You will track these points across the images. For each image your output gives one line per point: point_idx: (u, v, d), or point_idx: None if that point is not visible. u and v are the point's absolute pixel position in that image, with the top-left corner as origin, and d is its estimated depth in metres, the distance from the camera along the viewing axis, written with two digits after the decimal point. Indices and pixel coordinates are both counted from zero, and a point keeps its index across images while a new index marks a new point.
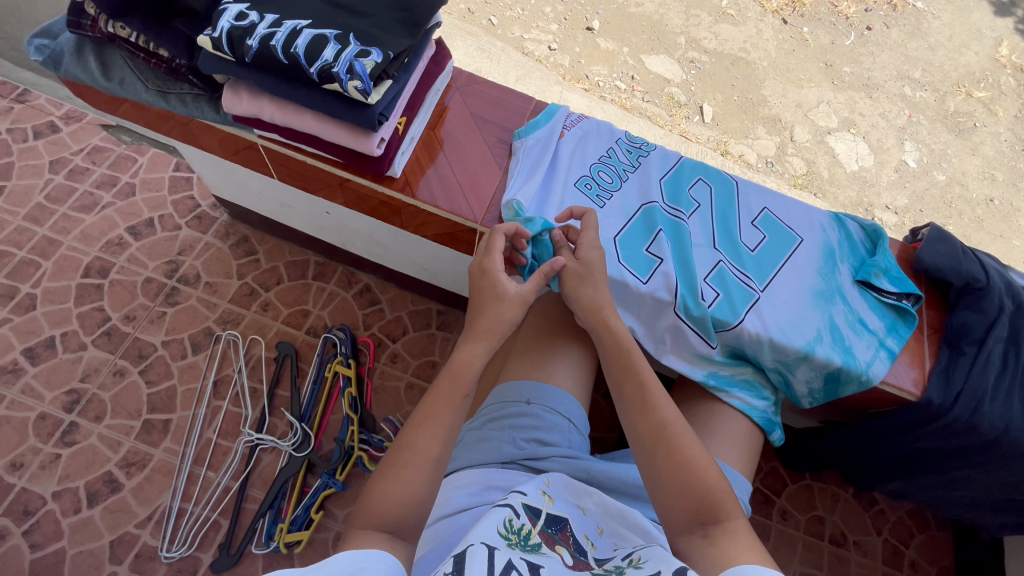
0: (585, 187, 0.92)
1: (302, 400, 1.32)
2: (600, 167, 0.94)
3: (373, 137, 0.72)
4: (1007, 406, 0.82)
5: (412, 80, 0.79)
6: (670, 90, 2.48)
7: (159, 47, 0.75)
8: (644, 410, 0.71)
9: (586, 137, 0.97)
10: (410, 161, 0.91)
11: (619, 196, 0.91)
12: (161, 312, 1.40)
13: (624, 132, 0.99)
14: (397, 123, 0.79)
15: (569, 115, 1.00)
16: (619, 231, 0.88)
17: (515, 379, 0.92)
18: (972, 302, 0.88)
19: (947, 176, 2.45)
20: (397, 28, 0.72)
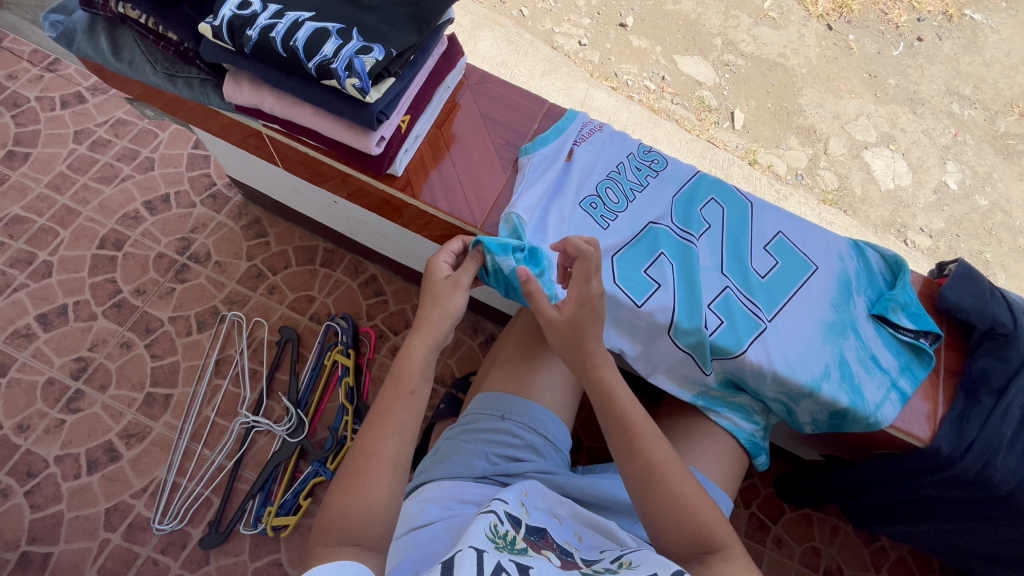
0: (589, 207, 0.87)
1: (300, 386, 1.33)
2: (607, 184, 0.90)
3: (372, 135, 0.70)
4: (1022, 461, 0.77)
5: (418, 79, 0.77)
6: (700, 93, 2.40)
7: (167, 30, 0.75)
8: (630, 447, 0.68)
9: (596, 153, 0.93)
10: (413, 159, 0.90)
11: (625, 216, 0.87)
12: (171, 288, 1.43)
13: (637, 147, 0.95)
14: (401, 121, 0.77)
15: (581, 128, 0.96)
16: (618, 249, 0.85)
17: (494, 393, 0.91)
18: (995, 348, 0.82)
19: (989, 201, 2.33)
20: (404, 24, 0.70)
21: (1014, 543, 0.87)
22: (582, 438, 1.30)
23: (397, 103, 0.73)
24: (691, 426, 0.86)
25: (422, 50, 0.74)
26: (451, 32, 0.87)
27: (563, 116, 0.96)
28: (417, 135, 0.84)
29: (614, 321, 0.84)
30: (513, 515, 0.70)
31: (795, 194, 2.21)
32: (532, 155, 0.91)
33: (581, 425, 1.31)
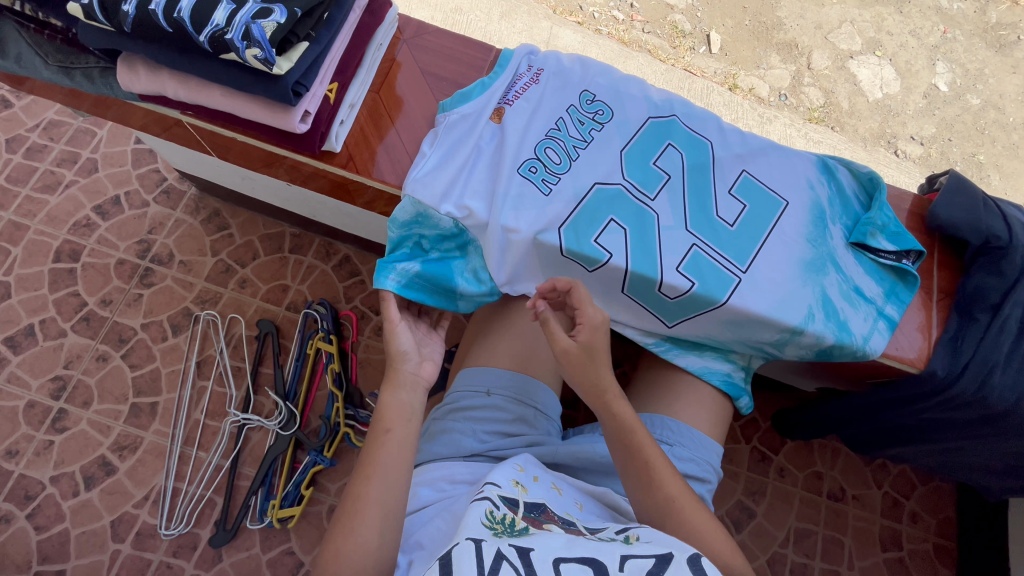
0: (529, 172, 0.80)
1: (286, 378, 1.30)
2: (547, 144, 0.82)
3: (294, 113, 0.64)
4: (1018, 377, 0.74)
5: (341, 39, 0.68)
6: (673, 18, 2.25)
7: (50, 18, 0.68)
8: (648, 486, 0.68)
9: (529, 107, 0.84)
10: (351, 131, 0.82)
11: (568, 180, 0.80)
12: (138, 294, 1.38)
13: (577, 96, 0.86)
14: (328, 91, 0.69)
15: (513, 82, 0.86)
16: (564, 218, 0.78)
17: (476, 366, 0.86)
18: (989, 264, 0.78)
19: (981, 100, 2.24)
20: None
21: (1009, 455, 0.87)
22: None
23: (316, 71, 0.65)
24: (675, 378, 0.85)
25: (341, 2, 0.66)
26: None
27: (496, 67, 0.88)
28: (354, 102, 0.77)
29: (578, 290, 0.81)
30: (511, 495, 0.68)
31: (779, 116, 2.13)
32: (452, 113, 0.83)
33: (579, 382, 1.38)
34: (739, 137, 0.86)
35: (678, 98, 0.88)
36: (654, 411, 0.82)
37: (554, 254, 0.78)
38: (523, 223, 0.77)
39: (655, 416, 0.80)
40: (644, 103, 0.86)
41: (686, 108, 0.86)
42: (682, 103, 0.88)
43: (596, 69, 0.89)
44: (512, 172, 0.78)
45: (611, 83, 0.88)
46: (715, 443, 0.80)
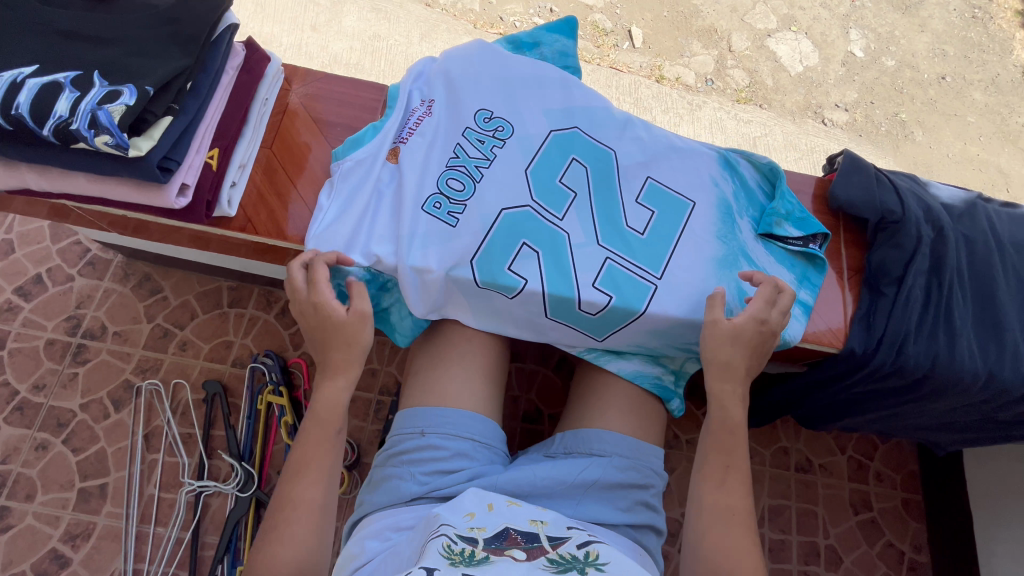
0: (434, 208, 0.85)
1: (240, 438, 1.27)
2: (449, 174, 0.87)
3: (170, 184, 0.76)
4: (931, 341, 0.77)
5: (211, 109, 0.81)
6: (594, 18, 2.31)
7: None
8: (719, 487, 0.74)
9: (428, 140, 0.89)
10: (247, 192, 0.90)
11: (472, 206, 0.85)
12: (73, 374, 1.32)
13: (473, 117, 0.91)
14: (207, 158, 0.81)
15: (409, 118, 0.92)
16: (477, 250, 0.84)
17: (410, 408, 0.85)
18: (887, 238, 0.81)
19: (896, 60, 2.53)
20: (170, 52, 0.75)
21: (941, 414, 0.89)
22: (542, 407, 1.38)
23: (188, 141, 0.77)
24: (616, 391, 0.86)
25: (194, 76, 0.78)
26: (247, 37, 0.91)
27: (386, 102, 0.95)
28: (244, 163, 0.89)
29: (506, 314, 0.87)
30: (470, 530, 0.69)
31: (706, 102, 2.23)
32: (346, 159, 0.90)
33: (540, 396, 1.39)
34: (639, 142, 0.92)
35: (579, 105, 0.93)
36: (590, 425, 0.86)
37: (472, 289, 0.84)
38: (434, 258, 0.83)
39: (591, 432, 0.84)
40: (543, 119, 0.92)
41: (586, 118, 0.92)
42: (582, 112, 0.93)
43: (494, 86, 0.93)
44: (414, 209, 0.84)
45: (511, 102, 0.93)
46: (651, 447, 0.85)
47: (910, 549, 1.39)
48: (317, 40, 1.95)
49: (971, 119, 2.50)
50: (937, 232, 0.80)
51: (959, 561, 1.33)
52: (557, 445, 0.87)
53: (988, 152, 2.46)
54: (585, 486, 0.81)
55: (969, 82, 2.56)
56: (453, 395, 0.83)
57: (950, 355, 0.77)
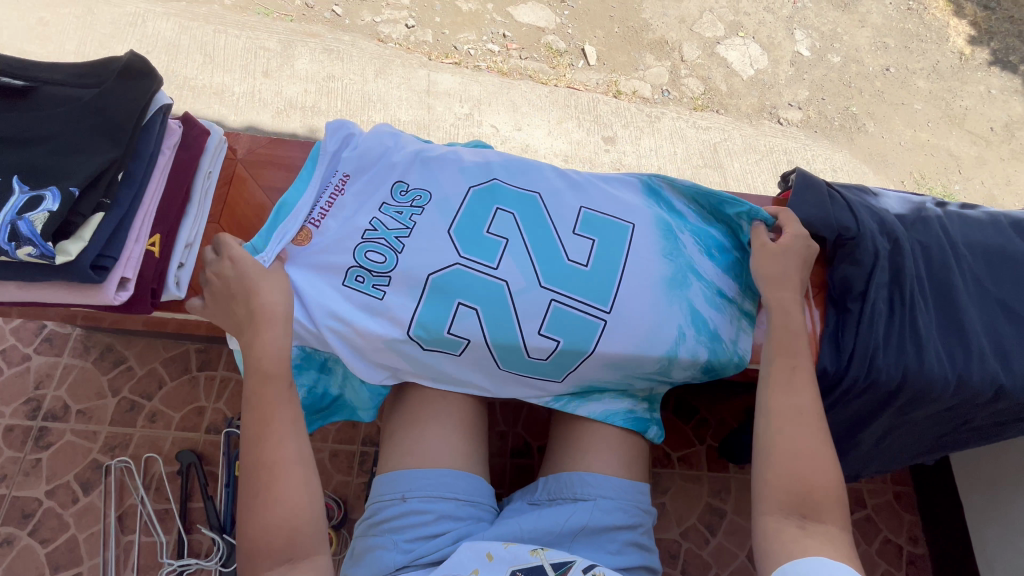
0: (355, 281, 0.88)
1: (220, 508, 1.21)
2: (368, 247, 0.88)
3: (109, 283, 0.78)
4: (900, 353, 0.78)
5: (146, 197, 0.84)
6: (547, 39, 2.33)
7: None
8: (786, 390, 0.76)
9: (347, 222, 0.91)
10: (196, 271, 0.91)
11: (398, 277, 0.87)
12: (36, 460, 1.25)
13: (386, 191, 0.94)
14: (148, 246, 0.84)
15: (319, 196, 0.95)
16: (412, 317, 0.85)
17: (388, 473, 0.82)
18: (846, 255, 0.83)
19: (841, 56, 2.61)
20: (97, 146, 0.78)
21: (923, 423, 0.89)
22: (530, 440, 1.36)
23: (123, 234, 0.80)
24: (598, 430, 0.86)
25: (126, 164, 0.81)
26: (184, 114, 0.95)
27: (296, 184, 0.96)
28: (191, 241, 0.91)
29: (458, 370, 0.86)
30: None
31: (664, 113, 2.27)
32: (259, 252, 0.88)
33: (526, 428, 1.38)
34: (562, 181, 0.95)
35: (494, 158, 0.97)
36: (573, 468, 0.85)
37: (416, 353, 0.85)
38: (371, 333, 0.85)
39: (574, 475, 0.84)
40: (459, 176, 0.95)
41: (503, 168, 0.95)
42: (497, 163, 0.96)
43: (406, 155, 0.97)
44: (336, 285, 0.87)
45: (424, 167, 0.96)
46: (637, 484, 0.85)
47: (907, 543, 1.40)
48: (270, 85, 1.93)
49: (918, 106, 2.59)
50: (893, 243, 0.83)
51: (955, 550, 1.35)
52: (540, 491, 0.86)
53: (937, 137, 2.55)
54: (573, 534, 0.79)
55: (912, 71, 2.65)
56: (430, 455, 0.82)
57: (919, 365, 0.78)
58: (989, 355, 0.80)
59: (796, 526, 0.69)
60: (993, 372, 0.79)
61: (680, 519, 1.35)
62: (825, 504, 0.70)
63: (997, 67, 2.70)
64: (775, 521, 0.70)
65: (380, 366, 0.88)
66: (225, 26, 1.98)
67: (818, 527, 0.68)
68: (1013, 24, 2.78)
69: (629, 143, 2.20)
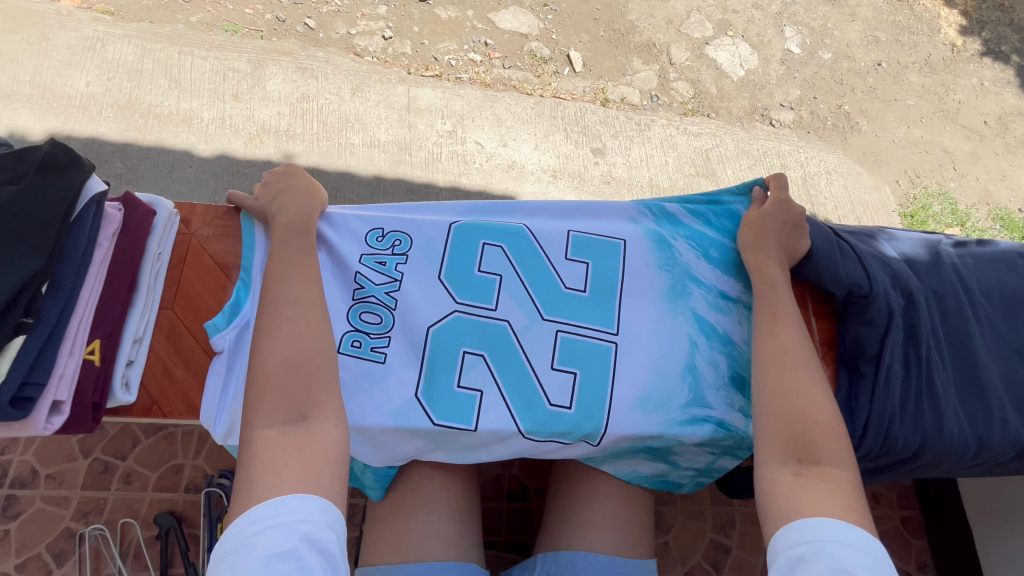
0: (353, 347, 0.82)
1: (203, 575, 1.16)
2: (362, 308, 0.84)
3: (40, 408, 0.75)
4: (918, 420, 0.73)
5: (81, 301, 0.80)
6: (530, 46, 2.25)
7: None
8: (771, 331, 0.74)
9: (327, 288, 0.85)
10: (149, 363, 0.88)
11: (397, 336, 0.84)
12: (4, 531, 1.18)
13: (363, 245, 0.89)
14: (85, 355, 0.79)
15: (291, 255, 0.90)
16: (418, 382, 0.81)
17: (374, 565, 0.77)
18: (859, 314, 0.77)
19: (833, 53, 2.55)
20: (18, 254, 0.74)
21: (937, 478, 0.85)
22: (527, 482, 1.31)
23: (54, 348, 0.76)
24: None
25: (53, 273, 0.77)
26: (126, 194, 0.91)
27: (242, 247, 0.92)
28: (140, 335, 0.87)
29: (478, 440, 0.79)
30: None
31: (655, 120, 2.20)
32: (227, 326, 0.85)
33: (523, 469, 1.32)
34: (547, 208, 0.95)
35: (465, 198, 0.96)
36: (569, 546, 0.81)
37: (423, 427, 0.78)
38: (377, 407, 0.79)
39: (573, 555, 0.79)
40: (439, 218, 0.93)
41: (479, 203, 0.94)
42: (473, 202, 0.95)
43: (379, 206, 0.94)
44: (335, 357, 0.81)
45: (400, 215, 0.93)
46: (638, 560, 0.81)
47: (916, 569, 1.37)
48: (242, 109, 1.84)
49: (911, 102, 2.53)
50: (907, 298, 0.77)
51: None
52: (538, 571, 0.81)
53: (932, 133, 2.50)
54: None
55: (904, 65, 2.60)
56: (418, 546, 0.76)
57: (934, 433, 0.73)
58: (1009, 411, 0.76)
59: (790, 473, 0.64)
60: (1015, 434, 0.74)
61: (685, 557, 1.31)
62: (823, 452, 0.65)
63: (989, 57, 2.65)
64: (770, 469, 0.65)
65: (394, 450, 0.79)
66: (191, 46, 1.88)
67: (816, 472, 0.64)
68: (1004, 13, 2.73)
69: (618, 154, 2.12)
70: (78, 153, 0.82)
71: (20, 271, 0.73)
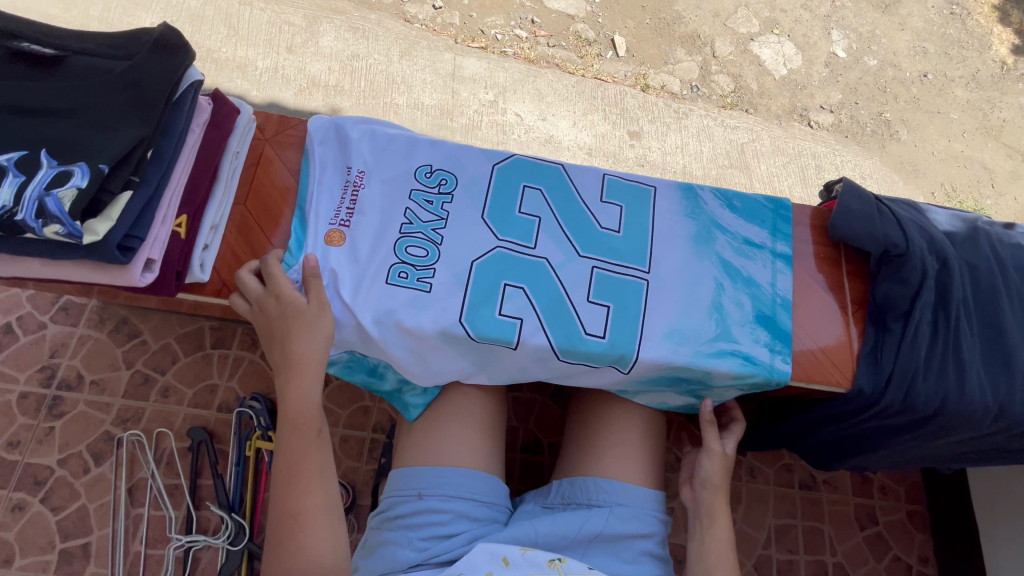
0: (400, 277, 0.87)
1: (229, 487, 1.22)
2: (408, 242, 0.89)
3: (128, 270, 0.79)
4: (943, 379, 0.76)
5: (176, 174, 0.84)
6: (576, 28, 2.27)
7: None
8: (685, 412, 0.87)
9: (374, 225, 0.90)
10: (221, 253, 0.92)
11: (441, 267, 0.88)
12: (49, 428, 1.26)
13: (415, 183, 0.95)
14: (174, 227, 0.84)
15: (343, 192, 0.93)
16: (462, 308, 0.85)
17: (404, 469, 0.83)
18: (893, 272, 0.81)
19: (879, 60, 2.53)
20: (129, 117, 0.77)
21: (949, 446, 0.90)
22: (542, 437, 1.35)
23: (151, 215, 0.80)
24: (609, 435, 0.88)
25: (155, 143, 0.80)
26: (213, 92, 0.95)
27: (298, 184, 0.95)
28: (216, 224, 0.91)
29: (512, 357, 0.85)
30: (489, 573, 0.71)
31: (694, 110, 2.22)
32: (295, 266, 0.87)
33: (538, 425, 1.36)
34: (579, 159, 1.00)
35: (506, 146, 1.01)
36: (586, 473, 0.85)
37: (467, 345, 0.84)
38: (423, 330, 0.83)
39: (589, 479, 0.84)
40: (481, 159, 0.97)
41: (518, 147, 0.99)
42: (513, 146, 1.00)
43: (423, 144, 0.98)
44: (383, 284, 0.85)
45: (446, 156, 0.97)
46: (653, 491, 0.84)
47: (916, 562, 1.38)
48: (294, 62, 1.90)
49: (954, 116, 2.51)
50: (942, 262, 0.81)
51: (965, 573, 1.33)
52: (554, 494, 0.86)
53: (972, 149, 2.47)
54: (589, 539, 0.80)
55: (951, 78, 2.57)
56: (448, 452, 0.82)
57: (959, 393, 0.76)
58: None
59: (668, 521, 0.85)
60: None
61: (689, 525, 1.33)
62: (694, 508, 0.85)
63: None
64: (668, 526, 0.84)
65: (433, 366, 0.86)
66: None
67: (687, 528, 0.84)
68: None
69: (654, 139, 2.14)
70: (186, 36, 0.83)
71: (131, 133, 0.76)
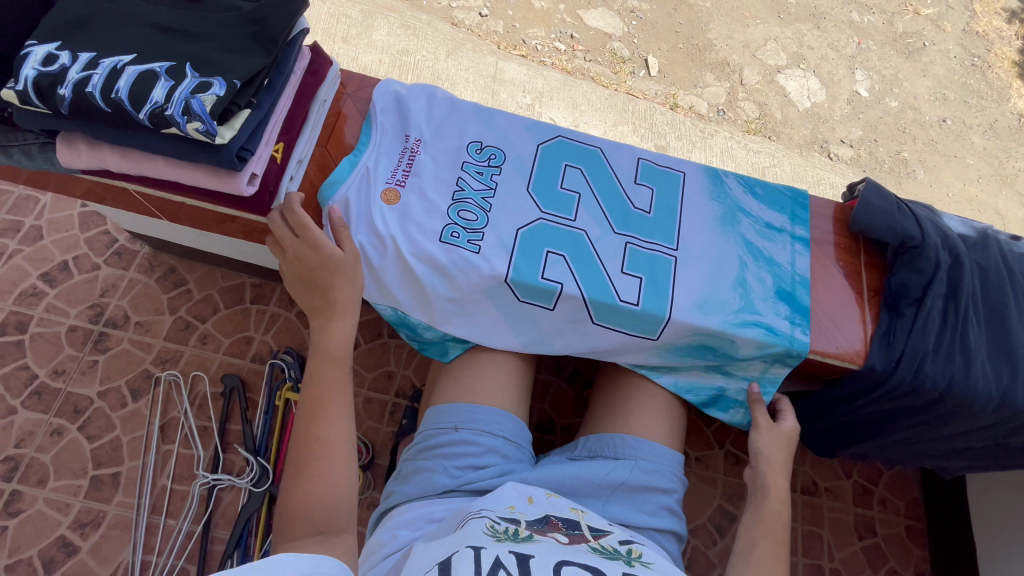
0: (452, 237, 0.94)
1: (256, 433, 1.27)
2: (460, 206, 0.97)
3: (235, 179, 0.87)
4: (948, 363, 0.86)
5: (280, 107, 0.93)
6: (612, 46, 2.39)
7: (52, 102, 0.79)
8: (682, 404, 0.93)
9: (432, 187, 0.99)
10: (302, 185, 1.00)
11: (489, 231, 0.96)
12: (93, 361, 1.33)
13: (468, 153, 1.03)
14: (273, 151, 0.93)
15: (401, 157, 1.01)
16: (508, 268, 0.92)
17: (443, 406, 0.92)
18: (908, 261, 0.91)
19: (899, 101, 2.63)
20: (257, 47, 0.87)
21: (950, 440, 0.97)
22: (555, 418, 1.39)
23: (260, 135, 0.89)
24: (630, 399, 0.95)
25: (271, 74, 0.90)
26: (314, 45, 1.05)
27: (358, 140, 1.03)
28: (302, 159, 1.00)
29: (547, 317, 0.94)
30: (511, 513, 0.76)
31: (720, 130, 2.31)
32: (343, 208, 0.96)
33: (553, 406, 1.40)
34: (615, 140, 1.09)
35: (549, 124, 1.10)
36: (612, 430, 0.92)
37: (511, 304, 0.94)
38: (469, 286, 0.93)
39: (615, 436, 0.90)
40: (527, 136, 1.06)
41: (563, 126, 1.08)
42: (557, 125, 1.09)
43: (473, 122, 1.07)
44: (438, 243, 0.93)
45: (495, 132, 1.06)
46: (672, 451, 0.91)
47: None
48: (348, 51, 2.02)
49: (970, 161, 2.59)
50: (954, 257, 0.90)
51: None
52: (581, 447, 0.93)
53: (986, 195, 2.54)
54: (610, 487, 0.86)
55: (969, 125, 2.66)
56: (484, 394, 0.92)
57: (964, 377, 0.85)
58: None
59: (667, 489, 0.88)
60: None
61: (691, 516, 1.36)
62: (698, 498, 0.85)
63: None
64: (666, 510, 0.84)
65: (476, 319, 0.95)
66: None
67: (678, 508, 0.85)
68: None
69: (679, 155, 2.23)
70: None
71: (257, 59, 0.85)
